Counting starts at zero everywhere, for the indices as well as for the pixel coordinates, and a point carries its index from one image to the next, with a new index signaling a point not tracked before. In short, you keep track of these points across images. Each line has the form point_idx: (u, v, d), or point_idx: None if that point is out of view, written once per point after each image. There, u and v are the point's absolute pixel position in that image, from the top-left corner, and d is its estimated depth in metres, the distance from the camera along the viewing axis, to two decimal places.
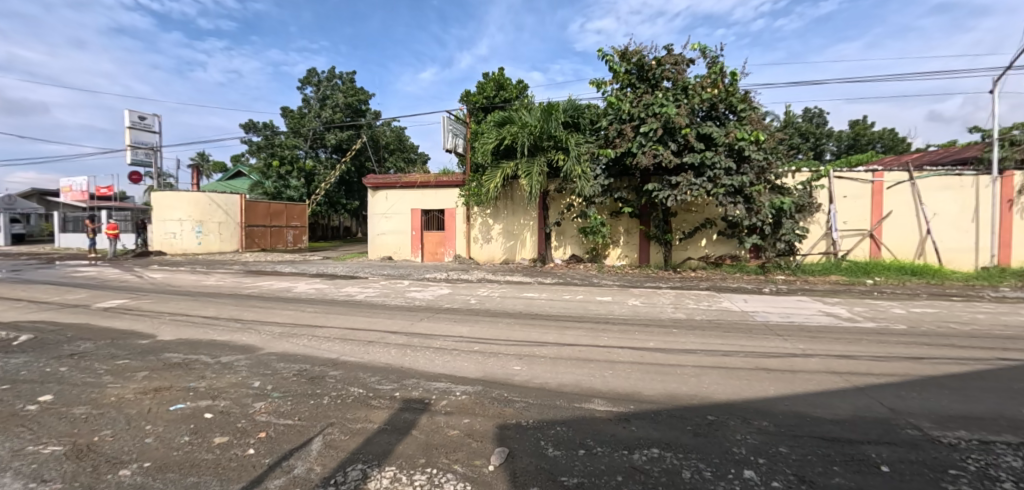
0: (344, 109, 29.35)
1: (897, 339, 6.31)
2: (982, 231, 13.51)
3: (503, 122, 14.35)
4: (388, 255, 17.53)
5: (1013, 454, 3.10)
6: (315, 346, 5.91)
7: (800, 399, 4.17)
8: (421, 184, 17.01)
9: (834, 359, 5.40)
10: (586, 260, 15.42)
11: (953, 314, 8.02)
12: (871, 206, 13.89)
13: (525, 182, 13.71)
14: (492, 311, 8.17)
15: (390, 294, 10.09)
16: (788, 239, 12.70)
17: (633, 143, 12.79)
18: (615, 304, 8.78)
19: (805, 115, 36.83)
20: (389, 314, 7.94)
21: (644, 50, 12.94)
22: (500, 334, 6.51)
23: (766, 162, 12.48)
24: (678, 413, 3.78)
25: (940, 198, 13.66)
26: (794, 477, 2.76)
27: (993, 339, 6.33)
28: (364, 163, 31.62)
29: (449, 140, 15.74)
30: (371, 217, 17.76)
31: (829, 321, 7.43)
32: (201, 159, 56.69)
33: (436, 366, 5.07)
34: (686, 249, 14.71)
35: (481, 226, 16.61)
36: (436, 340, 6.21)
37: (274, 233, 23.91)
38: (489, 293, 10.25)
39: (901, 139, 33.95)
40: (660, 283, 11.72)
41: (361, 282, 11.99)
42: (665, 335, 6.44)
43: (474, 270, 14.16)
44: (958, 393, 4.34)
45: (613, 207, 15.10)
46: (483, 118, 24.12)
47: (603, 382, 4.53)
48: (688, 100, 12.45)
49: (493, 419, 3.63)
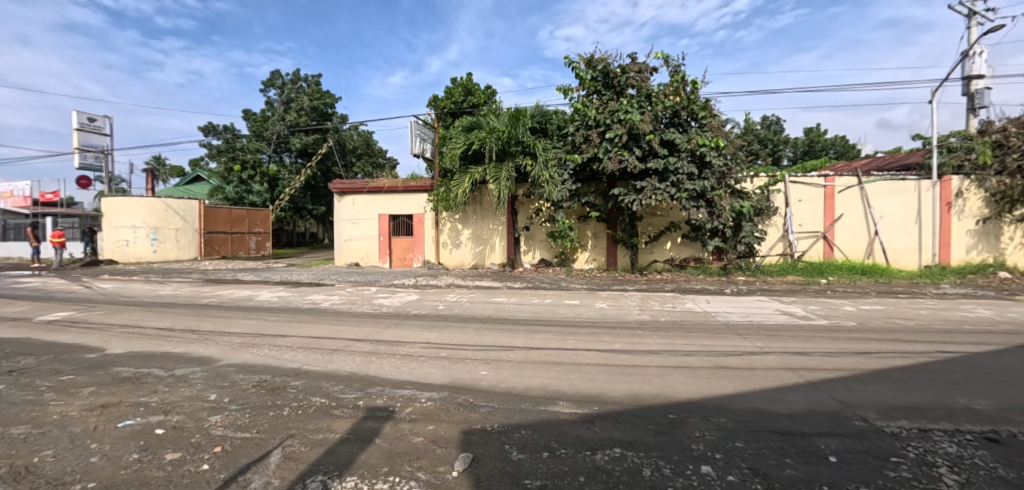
0: (309, 113, 28.64)
1: (847, 335, 6.66)
2: (925, 232, 14.34)
3: (471, 127, 14.35)
4: (355, 262, 17.19)
5: (948, 441, 3.32)
6: (277, 356, 5.72)
7: (758, 396, 4.31)
8: (389, 189, 16.79)
9: (789, 356, 5.64)
10: (554, 263, 15.57)
11: (899, 310, 8.53)
12: (824, 209, 14.61)
13: (493, 186, 13.73)
14: (461, 316, 8.11)
15: (357, 301, 9.91)
16: (748, 241, 13.16)
17: (599, 148, 13.04)
18: (583, 307, 8.91)
19: (764, 122, 38.21)
20: (356, 321, 7.77)
21: (609, 57, 13.17)
22: (469, 339, 6.46)
23: (726, 167, 12.95)
24: (641, 413, 3.86)
25: (887, 201, 14.50)
26: (749, 471, 2.86)
27: (934, 333, 6.76)
28: (330, 167, 30.82)
29: (417, 145, 15.64)
30: (338, 222, 17.41)
31: (785, 319, 7.77)
32: (157, 164, 54.34)
33: (402, 373, 5.00)
34: (652, 252, 15.04)
35: (450, 231, 16.51)
36: (403, 347, 6.11)
37: (235, 240, 22.99)
38: (458, 298, 10.20)
39: (852, 146, 35.97)
40: (626, 286, 11.99)
41: (326, 289, 11.71)
42: (631, 337, 6.57)
43: (443, 275, 14.08)
44: (903, 385, 4.60)
45: (581, 212, 15.31)
46: (451, 122, 24.06)
47: (569, 385, 4.57)
48: (652, 108, 12.79)
49: (458, 425, 3.62)
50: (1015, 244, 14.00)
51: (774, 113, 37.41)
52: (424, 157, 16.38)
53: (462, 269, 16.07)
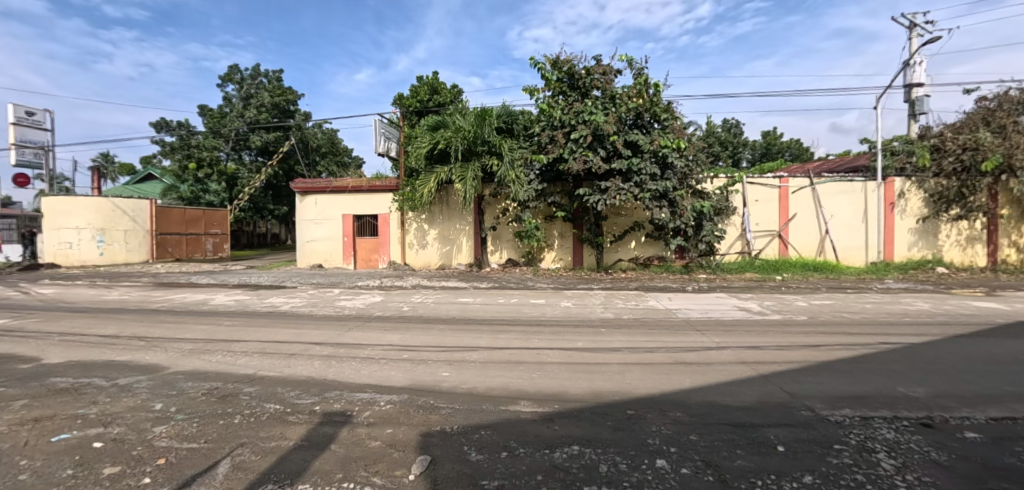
0: (270, 109, 27.67)
1: (798, 329, 6.97)
2: (871, 230, 15.18)
3: (436, 127, 14.25)
4: (318, 263, 16.75)
5: (887, 427, 3.52)
6: (231, 362, 5.49)
7: (714, 390, 4.45)
8: (353, 188, 16.45)
9: (744, 350, 5.85)
10: (521, 263, 15.61)
11: (846, 305, 9.00)
12: (779, 209, 15.25)
13: (459, 186, 13.66)
14: (426, 317, 8.03)
15: (319, 303, 9.66)
16: (709, 240, 13.60)
17: (565, 149, 13.19)
18: (549, 306, 8.99)
19: (724, 125, 39.58)
20: (316, 325, 7.55)
21: (574, 59, 13.32)
22: (433, 340, 6.40)
23: (687, 168, 13.33)
24: (601, 410, 3.91)
25: (836, 201, 15.29)
26: (701, 463, 2.94)
27: (876, 326, 7.18)
28: (293, 166, 29.91)
29: (381, 144, 15.44)
30: (300, 223, 16.91)
31: (742, 315, 8.07)
32: (104, 162, 51.40)
33: (363, 376, 4.90)
34: (617, 251, 15.32)
35: (416, 231, 16.31)
36: (364, 350, 5.99)
37: (191, 241, 21.95)
38: (423, 299, 10.09)
39: (806, 149, 37.75)
40: (591, 284, 12.17)
41: (287, 292, 11.35)
42: (594, 335, 6.66)
43: (409, 276, 13.89)
44: (848, 376, 4.84)
45: (547, 212, 15.43)
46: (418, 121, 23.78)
47: (531, 384, 4.58)
48: (616, 109, 13.01)
49: (417, 428, 3.56)
50: (952, 242, 15.01)
51: (734, 117, 38.81)
52: (389, 156, 16.17)
53: (428, 269, 15.91)
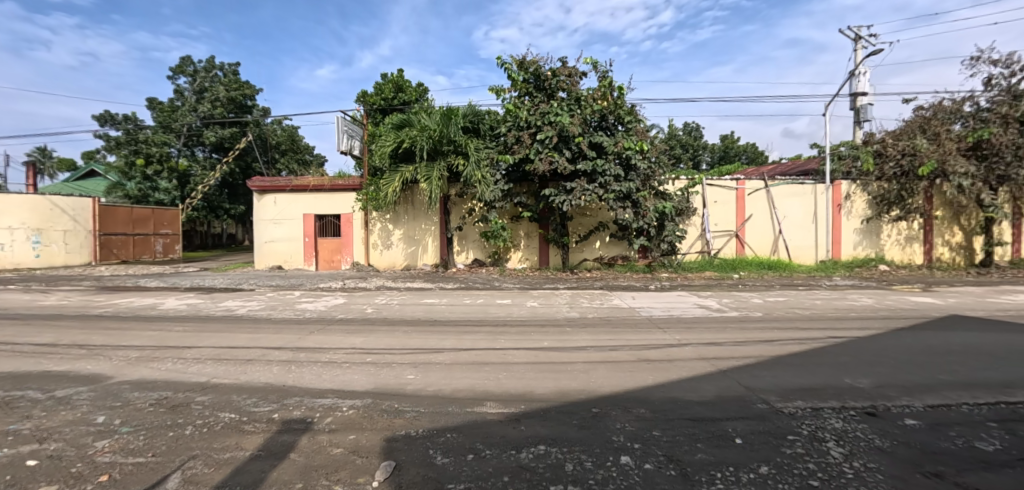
0: (225, 104, 26.43)
1: (753, 325, 7.30)
2: (820, 230, 16.05)
3: (401, 125, 14.03)
4: (277, 264, 16.16)
5: (834, 417, 3.74)
6: (182, 370, 5.21)
7: (675, 386, 4.59)
8: (315, 187, 15.96)
9: (704, 347, 6.07)
10: (488, 263, 15.61)
11: (796, 301, 9.51)
12: (736, 210, 15.91)
13: (425, 186, 13.50)
14: (391, 319, 7.89)
15: (279, 306, 9.32)
16: (671, 240, 14.01)
17: (531, 149, 13.26)
18: (515, 306, 9.03)
19: (685, 128, 40.90)
20: (276, 328, 7.29)
21: (540, 60, 13.42)
22: (398, 343, 6.30)
23: (650, 170, 13.69)
24: (567, 409, 3.96)
25: (789, 203, 16.09)
26: (664, 458, 3.03)
27: (823, 321, 7.62)
28: (251, 164, 28.72)
29: (344, 142, 15.07)
30: (258, 223, 16.27)
31: (701, 312, 8.38)
32: (40, 157, 47.76)
33: (325, 381, 4.76)
34: (582, 251, 15.56)
35: (381, 232, 16.00)
36: (326, 354, 5.83)
37: (138, 242, 20.56)
38: (388, 300, 9.92)
39: (761, 152, 39.56)
40: (557, 284, 12.31)
41: (244, 295, 10.87)
42: (560, 334, 6.74)
43: (373, 278, 13.60)
44: (800, 369, 5.10)
45: (513, 212, 15.48)
46: (382, 119, 23.32)
47: (497, 385, 4.59)
48: (582, 111, 13.20)
49: (381, 433, 3.49)
50: (892, 241, 16.08)
51: (694, 120, 40.18)
52: (352, 155, 15.80)
53: (393, 270, 15.65)
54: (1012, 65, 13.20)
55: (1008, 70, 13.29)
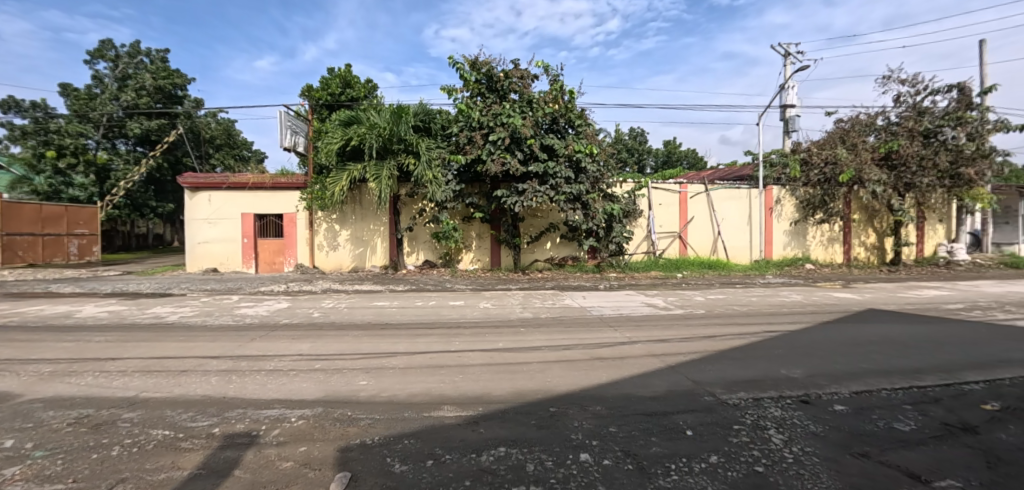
0: (152, 93, 24.34)
1: (697, 322, 7.70)
2: (753, 232, 17.22)
3: (349, 122, 13.56)
4: (212, 267, 15.08)
5: (773, 406, 4.02)
6: (106, 384, 4.72)
7: (628, 382, 4.73)
8: (254, 185, 15.06)
9: (652, 343, 6.32)
10: (439, 264, 15.44)
11: (734, 298, 10.14)
12: (678, 212, 16.72)
13: (374, 185, 13.11)
14: (339, 324, 7.59)
15: (215, 312, 8.69)
16: (618, 241, 14.51)
17: (482, 150, 13.25)
18: (468, 308, 8.97)
19: (631, 133, 42.51)
20: (213, 336, 6.79)
21: (493, 61, 13.44)
22: (348, 348, 6.07)
23: (599, 173, 14.08)
24: (525, 410, 3.97)
25: (726, 206, 17.13)
26: (621, 453, 3.11)
27: (758, 316, 8.18)
28: (181, 158, 26.63)
29: (288, 138, 14.34)
30: (190, 222, 15.08)
31: (649, 311, 8.73)
32: None
33: (271, 391, 4.49)
34: (533, 252, 15.74)
35: (326, 232, 15.36)
36: (271, 362, 5.50)
37: (48, 243, 18.47)
38: (335, 304, 9.54)
39: (700, 158, 41.92)
40: (509, 285, 12.37)
41: (175, 300, 10.04)
42: (514, 335, 6.77)
43: (319, 280, 13.02)
44: (741, 362, 5.43)
45: (465, 212, 15.39)
46: (328, 115, 22.39)
47: (454, 388, 4.53)
48: (534, 113, 13.36)
49: (335, 443, 3.34)
50: (816, 241, 17.56)
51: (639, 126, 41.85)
52: (296, 151, 15.06)
53: (340, 272, 15.08)
54: (917, 84, 14.78)
55: (914, 88, 14.88)
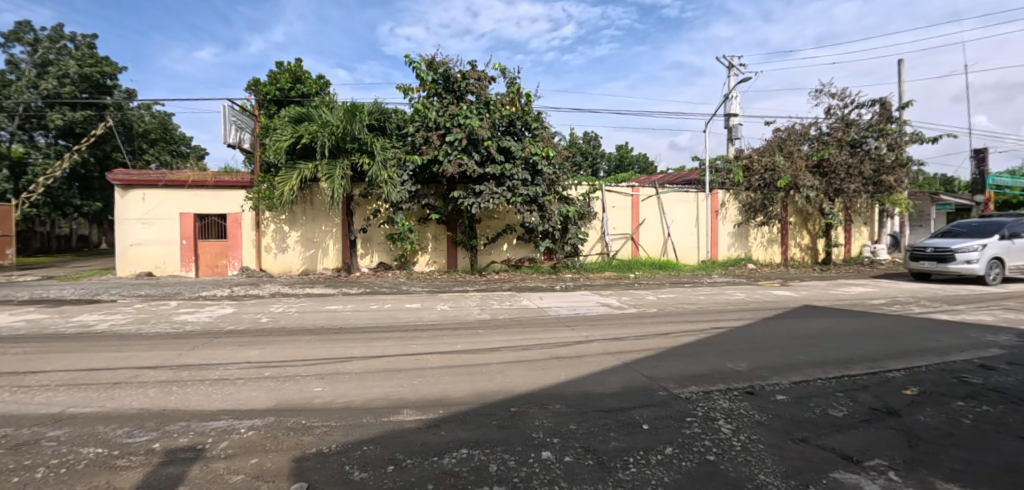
0: (77, 82, 22.42)
1: (649, 320, 8.02)
2: (700, 233, 18.12)
3: (300, 119, 13.02)
4: (147, 271, 14.01)
5: (721, 398, 4.26)
6: (24, 401, 4.27)
7: (586, 380, 4.86)
8: (195, 183, 14.14)
9: (608, 342, 6.52)
10: (394, 267, 15.14)
11: (683, 297, 10.64)
12: (631, 214, 17.32)
13: (326, 185, 12.67)
14: (290, 329, 7.28)
15: (151, 319, 8.08)
16: (574, 242, 14.84)
17: (439, 151, 13.13)
18: (425, 310, 8.87)
19: (585, 137, 43.54)
20: (149, 345, 6.31)
21: (450, 62, 13.38)
22: (299, 354, 5.84)
23: (555, 176, 14.32)
24: (486, 411, 3.99)
25: (676, 208, 17.91)
26: (581, 449, 3.20)
27: (705, 313, 8.65)
28: (110, 153, 24.56)
29: (232, 134, 13.58)
30: (120, 223, 13.91)
31: (604, 310, 8.99)
32: None
33: (217, 401, 4.25)
34: (490, 253, 15.78)
35: (275, 233, 14.67)
36: (216, 370, 5.20)
37: None
38: (285, 308, 9.13)
39: (651, 163, 43.63)
40: (466, 286, 12.33)
41: (104, 307, 9.24)
42: (473, 336, 6.77)
43: (266, 284, 12.41)
44: (691, 358, 5.72)
45: (421, 213, 15.20)
46: (276, 111, 21.40)
47: (413, 391, 4.47)
48: (490, 115, 13.41)
49: (289, 453, 3.21)
50: (757, 242, 18.73)
51: (593, 130, 42.97)
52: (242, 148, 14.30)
53: (289, 275, 14.45)
54: (845, 98, 16.13)
55: (843, 102, 16.23)
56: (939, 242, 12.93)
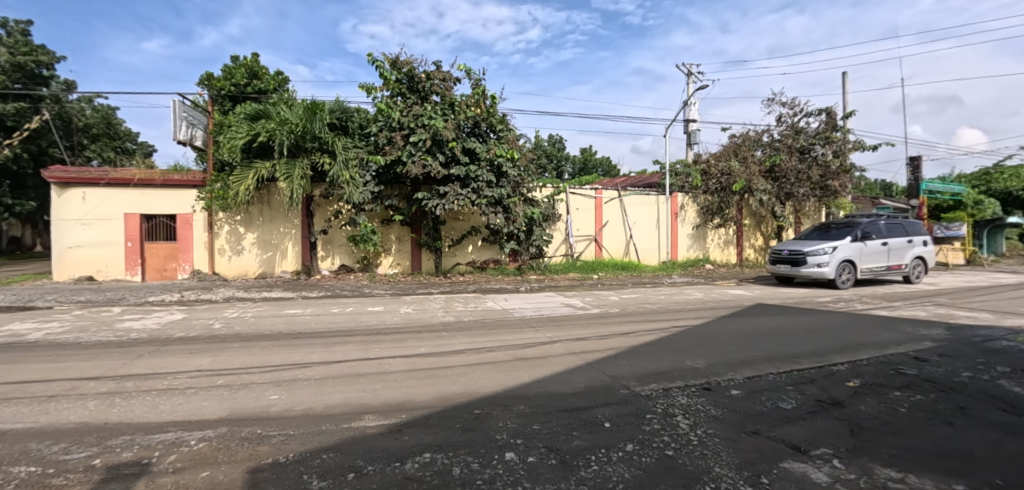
0: (9, 71, 20.74)
1: (612, 320, 8.20)
2: (661, 235, 18.67)
3: (256, 116, 12.52)
4: (86, 275, 13.07)
5: (680, 394, 4.40)
6: None
7: (550, 380, 4.91)
8: (141, 182, 13.34)
9: (572, 342, 6.62)
10: (356, 269, 14.78)
11: (644, 297, 10.94)
12: (595, 216, 17.63)
13: (284, 185, 12.25)
14: (245, 335, 6.98)
15: (90, 326, 7.54)
16: (538, 244, 14.97)
17: (403, 151, 12.94)
18: (388, 313, 8.71)
19: (550, 140, 44.07)
20: (88, 354, 5.89)
21: (414, 61, 13.21)
22: (255, 360, 5.61)
23: (520, 178, 14.39)
24: (450, 414, 3.96)
25: (638, 211, 18.37)
26: (545, 449, 3.23)
27: (665, 313, 8.93)
28: (46, 148, 22.81)
29: (183, 130, 12.89)
30: (56, 224, 12.92)
31: (568, 311, 9.11)
32: None
33: (164, 413, 4.01)
34: (455, 255, 15.70)
35: (228, 235, 14.02)
36: (164, 380, 4.91)
37: None
38: (240, 313, 8.75)
39: (614, 166, 44.65)
40: (431, 289, 12.20)
41: (37, 314, 8.54)
42: (437, 339, 6.71)
43: (220, 288, 11.85)
44: (651, 356, 5.88)
45: (384, 215, 14.92)
46: (231, 107, 20.48)
47: (375, 396, 4.38)
48: (455, 116, 13.34)
49: (243, 464, 3.07)
50: (714, 244, 19.47)
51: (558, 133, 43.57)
52: (193, 145, 13.60)
53: (245, 279, 13.85)
54: (794, 107, 17.04)
55: (792, 110, 17.15)
56: (795, 244, 12.74)
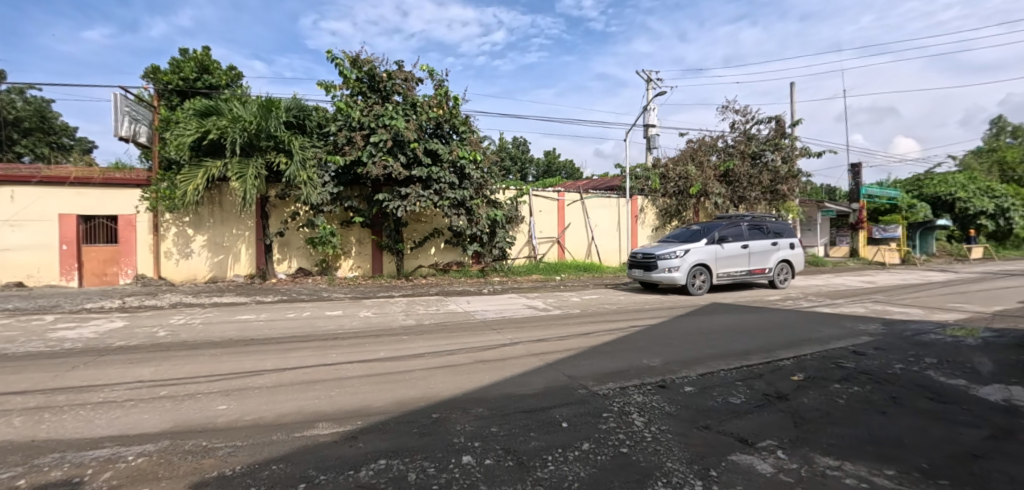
0: None
1: (573, 321, 8.33)
2: (622, 236, 19.10)
3: (207, 112, 11.94)
4: (15, 280, 12.08)
5: (635, 392, 4.52)
6: None
7: (510, 382, 4.93)
8: (78, 181, 12.46)
9: (533, 343, 6.67)
10: (314, 272, 14.35)
11: (605, 297, 11.17)
12: (557, 218, 17.84)
13: (236, 185, 11.75)
14: (192, 342, 6.64)
15: (15, 336, 6.96)
16: (501, 246, 15.01)
17: (363, 151, 12.67)
18: (346, 317, 8.49)
19: (515, 142, 44.33)
20: (12, 366, 5.44)
21: (375, 60, 12.99)
22: (202, 369, 5.34)
23: (483, 180, 14.38)
24: (407, 418, 3.91)
25: (600, 213, 18.70)
26: (502, 451, 3.24)
27: (624, 313, 9.15)
28: None
29: (125, 126, 12.14)
30: None
31: (530, 312, 9.18)
32: None
33: (99, 427, 3.76)
34: (417, 257, 15.49)
35: (176, 237, 13.29)
36: (99, 392, 4.60)
37: None
38: (187, 319, 8.30)
39: (578, 169, 45.41)
40: (392, 292, 12.00)
41: None
42: (396, 343, 6.61)
43: (166, 293, 11.21)
44: (610, 356, 6.00)
45: (344, 216, 14.54)
46: (179, 102, 19.45)
47: (330, 403, 4.27)
48: (417, 117, 13.20)
49: (185, 479, 2.92)
50: None
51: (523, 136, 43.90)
52: (137, 142, 12.83)
53: (194, 283, 13.18)
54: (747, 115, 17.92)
55: (745, 118, 18.01)
56: (652, 247, 12.08)
